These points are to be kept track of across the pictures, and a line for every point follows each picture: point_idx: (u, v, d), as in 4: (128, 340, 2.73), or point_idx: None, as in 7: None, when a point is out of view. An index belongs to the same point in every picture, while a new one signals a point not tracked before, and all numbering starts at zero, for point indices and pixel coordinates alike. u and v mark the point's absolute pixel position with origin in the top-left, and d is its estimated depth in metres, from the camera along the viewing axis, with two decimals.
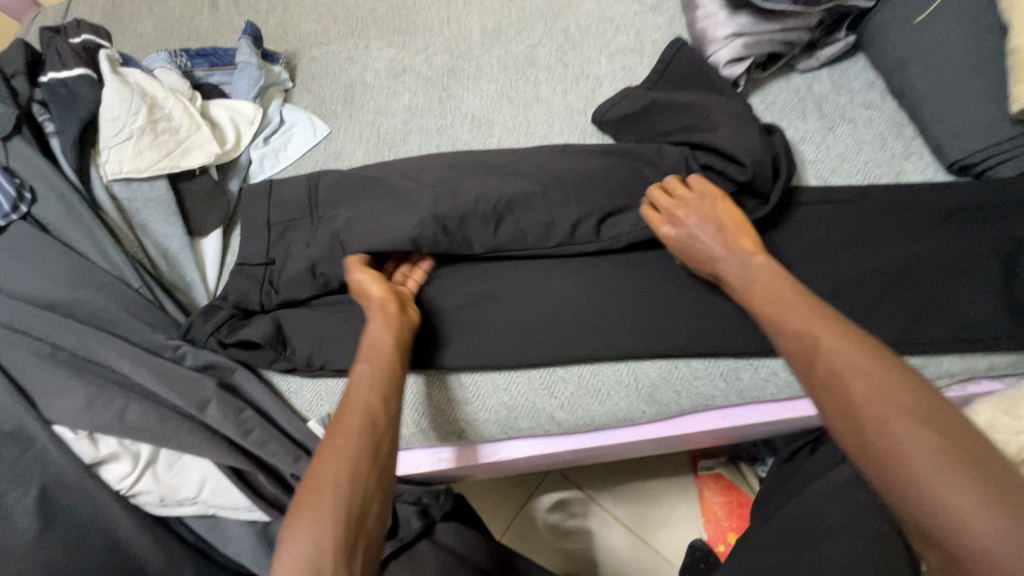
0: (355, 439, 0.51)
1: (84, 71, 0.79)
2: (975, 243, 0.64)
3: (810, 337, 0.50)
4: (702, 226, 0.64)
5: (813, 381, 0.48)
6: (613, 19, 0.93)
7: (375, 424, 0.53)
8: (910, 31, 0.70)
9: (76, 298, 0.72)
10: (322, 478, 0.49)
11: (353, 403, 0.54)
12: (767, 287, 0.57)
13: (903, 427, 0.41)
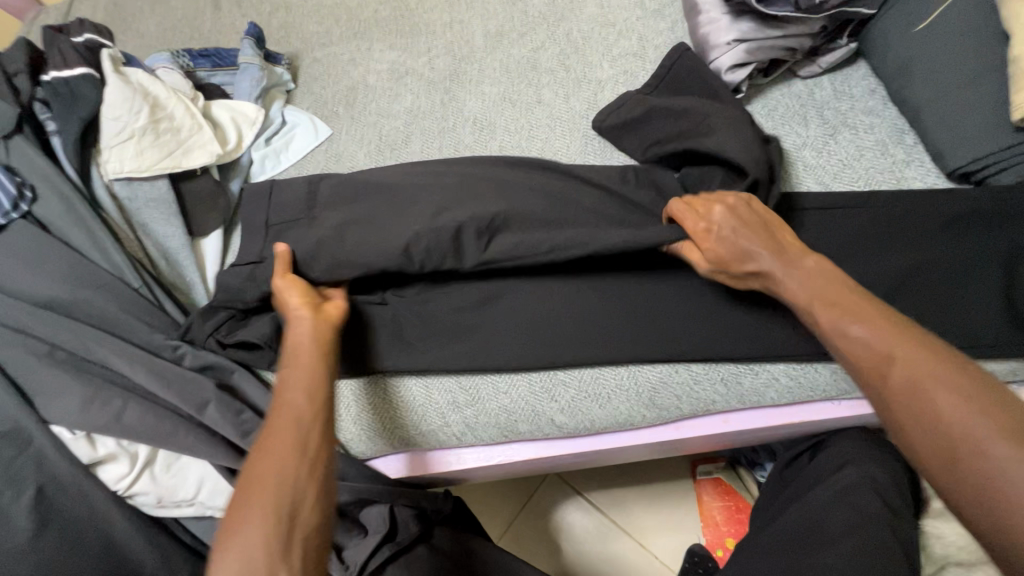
0: (280, 444, 0.53)
1: (87, 70, 0.79)
2: (976, 250, 0.64)
3: (878, 349, 0.51)
4: (748, 224, 0.62)
5: (890, 396, 0.49)
6: (615, 24, 0.94)
7: (303, 426, 0.55)
8: (912, 39, 0.71)
9: (76, 298, 0.72)
10: (255, 486, 0.51)
11: (281, 408, 0.56)
12: (828, 291, 0.56)
13: (984, 440, 0.44)
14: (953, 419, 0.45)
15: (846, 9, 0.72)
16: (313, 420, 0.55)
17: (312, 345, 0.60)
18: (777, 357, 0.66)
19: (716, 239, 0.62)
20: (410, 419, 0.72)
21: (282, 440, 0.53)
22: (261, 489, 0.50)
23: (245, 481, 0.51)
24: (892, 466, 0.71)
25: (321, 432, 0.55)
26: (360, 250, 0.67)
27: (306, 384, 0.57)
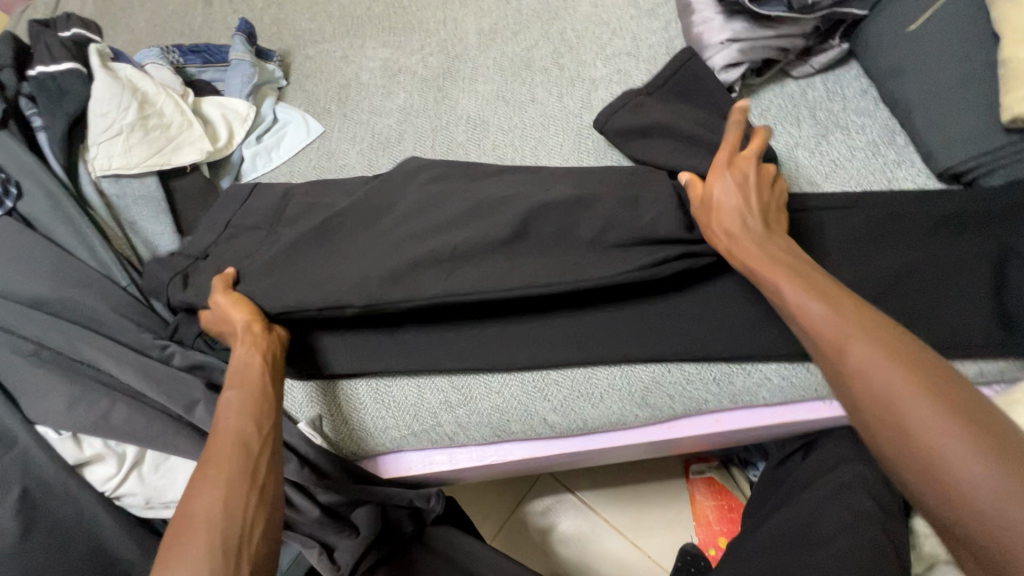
0: (222, 466, 0.53)
1: (73, 65, 0.77)
2: (969, 249, 0.64)
3: (832, 329, 0.49)
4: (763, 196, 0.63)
5: (844, 383, 0.48)
6: (609, 23, 0.93)
7: (247, 447, 0.55)
8: (903, 41, 0.71)
9: (61, 296, 0.71)
10: (196, 511, 0.50)
11: (223, 432, 0.56)
12: (794, 266, 0.56)
13: (933, 426, 0.42)
14: (924, 421, 0.43)
15: (839, 9, 0.72)
16: (259, 441, 0.56)
17: (257, 367, 0.61)
18: (771, 357, 0.66)
19: (723, 181, 0.63)
20: (402, 419, 0.72)
21: (225, 462, 0.53)
22: (204, 515, 0.50)
23: (186, 508, 0.51)
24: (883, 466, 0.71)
25: (266, 453, 0.56)
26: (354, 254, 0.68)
27: (249, 406, 0.58)
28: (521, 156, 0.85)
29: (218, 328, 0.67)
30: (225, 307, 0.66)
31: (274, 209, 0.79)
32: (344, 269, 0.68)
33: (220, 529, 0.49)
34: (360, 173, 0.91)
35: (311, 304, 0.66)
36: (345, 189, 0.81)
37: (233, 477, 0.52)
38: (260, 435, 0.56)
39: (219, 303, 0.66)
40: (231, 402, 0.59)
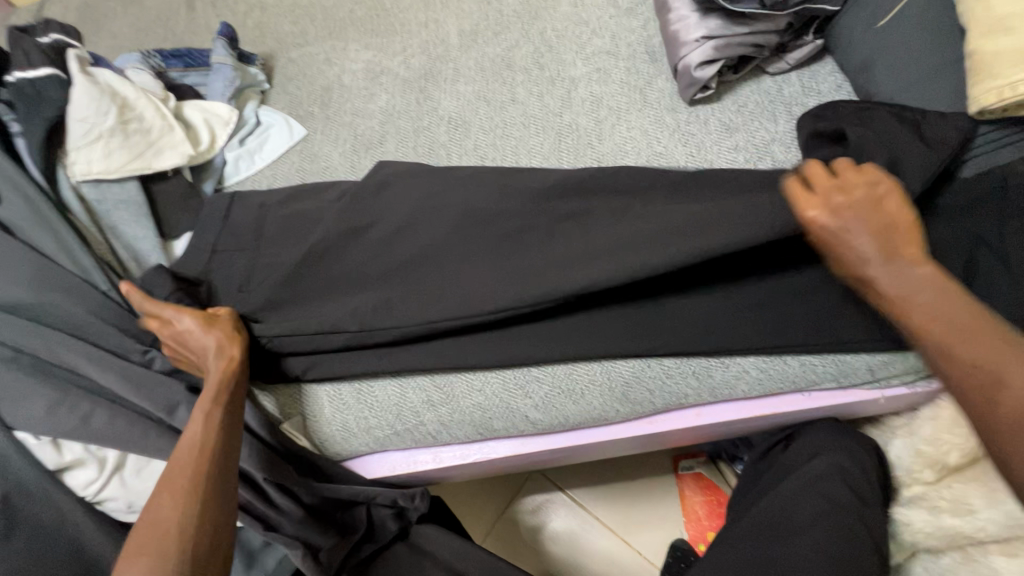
0: (172, 502, 0.54)
1: (52, 70, 0.78)
2: (943, 236, 0.64)
3: (971, 354, 0.49)
4: (873, 221, 0.55)
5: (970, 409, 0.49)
6: (589, 23, 0.94)
7: (199, 484, 0.55)
8: (874, 35, 0.72)
9: (38, 301, 0.70)
10: (143, 551, 0.51)
11: (176, 462, 0.56)
12: (930, 301, 0.52)
13: None
14: None
15: (810, 5, 0.72)
16: (208, 478, 0.56)
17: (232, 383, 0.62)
18: (749, 350, 0.66)
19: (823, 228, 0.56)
20: (382, 420, 0.72)
21: (176, 500, 0.54)
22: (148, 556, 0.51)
23: (134, 546, 0.52)
24: (862, 452, 0.71)
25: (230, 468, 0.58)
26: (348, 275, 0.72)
27: (205, 439, 0.58)
28: (501, 156, 0.85)
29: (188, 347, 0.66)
30: (199, 331, 0.64)
31: (256, 216, 0.80)
32: (333, 292, 0.72)
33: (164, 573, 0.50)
34: (343, 175, 0.91)
35: (306, 329, 0.69)
36: (327, 192, 0.82)
37: (180, 517, 0.53)
38: (210, 470, 0.56)
39: (186, 326, 0.65)
40: (192, 429, 0.58)
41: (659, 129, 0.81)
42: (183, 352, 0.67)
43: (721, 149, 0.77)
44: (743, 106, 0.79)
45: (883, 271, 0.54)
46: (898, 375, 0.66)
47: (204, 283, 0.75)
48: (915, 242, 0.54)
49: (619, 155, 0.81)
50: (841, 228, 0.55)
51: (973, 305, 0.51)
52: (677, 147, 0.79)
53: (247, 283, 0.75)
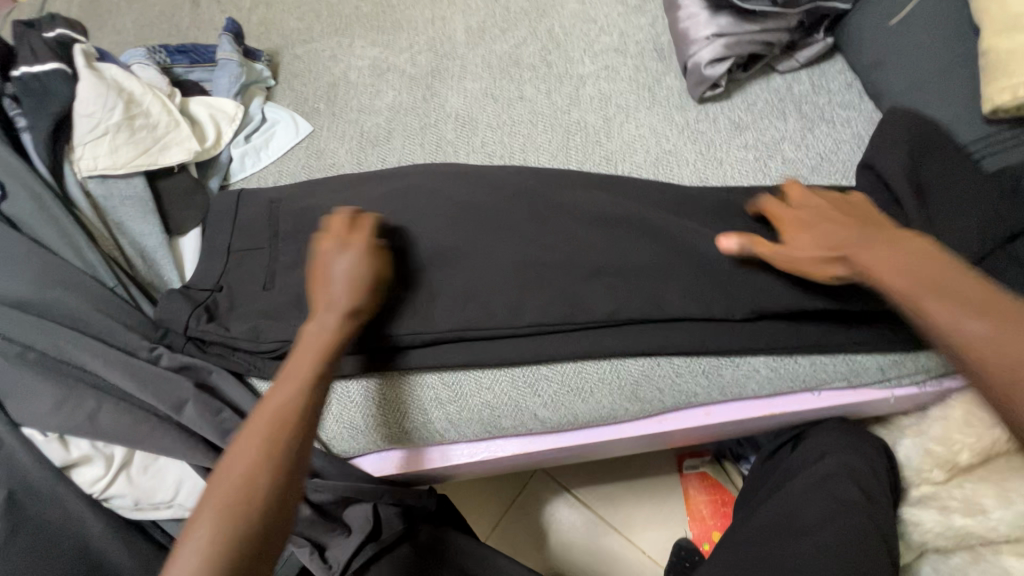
0: (252, 464, 0.52)
1: (57, 65, 0.77)
2: (959, 229, 0.61)
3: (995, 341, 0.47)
4: (840, 215, 0.59)
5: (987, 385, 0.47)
6: (597, 20, 0.94)
7: (281, 452, 0.53)
8: (886, 34, 0.71)
9: (44, 297, 0.70)
10: (218, 505, 0.50)
11: (265, 420, 0.55)
12: (920, 271, 0.52)
13: None
14: None
15: (822, 3, 0.72)
16: (290, 449, 0.54)
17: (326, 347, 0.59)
18: (758, 349, 0.66)
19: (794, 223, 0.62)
20: (418, 416, 0.71)
21: (257, 462, 0.52)
22: (222, 512, 0.50)
23: (212, 494, 0.51)
24: (872, 452, 0.71)
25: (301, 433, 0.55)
26: None
27: (296, 405, 0.56)
28: (509, 153, 0.85)
29: (330, 286, 0.62)
30: (361, 272, 0.62)
31: (264, 215, 0.80)
32: None
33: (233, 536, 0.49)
34: (349, 171, 0.91)
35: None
36: (336, 190, 0.82)
37: (257, 482, 0.52)
38: (292, 441, 0.54)
39: (344, 265, 0.62)
40: (279, 386, 0.57)
41: (668, 127, 0.80)
42: (320, 283, 0.62)
43: (731, 148, 0.77)
44: (753, 104, 0.79)
45: (858, 248, 0.56)
46: (906, 374, 0.66)
47: (223, 288, 0.75)
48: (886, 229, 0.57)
49: (627, 153, 0.80)
50: (810, 221, 0.61)
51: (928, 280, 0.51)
52: (686, 145, 0.78)
53: (272, 281, 0.75)
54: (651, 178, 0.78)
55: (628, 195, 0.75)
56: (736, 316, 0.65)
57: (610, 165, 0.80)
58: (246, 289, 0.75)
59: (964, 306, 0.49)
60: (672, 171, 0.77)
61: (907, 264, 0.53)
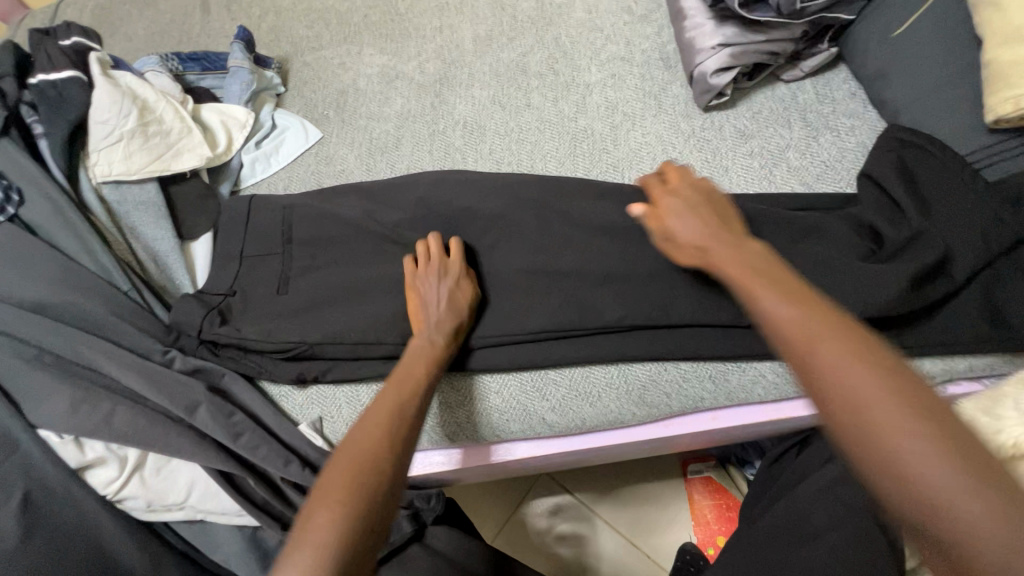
0: (366, 453, 0.50)
1: (74, 73, 0.79)
2: (966, 233, 0.61)
3: (803, 327, 0.41)
4: (703, 206, 0.57)
5: (803, 374, 0.41)
6: (603, 29, 0.95)
7: (393, 446, 0.52)
8: (890, 44, 0.72)
9: (60, 300, 0.71)
10: (336, 491, 0.47)
11: (373, 419, 0.54)
12: (761, 264, 0.48)
13: (894, 414, 0.36)
14: (945, 482, 0.34)
15: (826, 14, 0.73)
16: (401, 446, 0.52)
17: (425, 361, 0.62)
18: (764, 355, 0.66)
19: (669, 208, 0.58)
20: (446, 420, 0.72)
21: (371, 453, 0.50)
22: (342, 496, 0.46)
23: (326, 483, 0.48)
24: None
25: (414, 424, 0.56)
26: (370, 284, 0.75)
27: (400, 408, 0.56)
28: (517, 160, 0.86)
29: (427, 305, 0.67)
30: (455, 294, 0.67)
31: (275, 221, 0.81)
32: (355, 303, 0.74)
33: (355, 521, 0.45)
34: (358, 177, 0.92)
35: (346, 338, 0.72)
36: (346, 197, 0.83)
37: (374, 471, 0.49)
38: (402, 437, 0.53)
39: (441, 287, 0.67)
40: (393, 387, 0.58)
41: (674, 134, 0.82)
42: (419, 304, 0.67)
43: (736, 156, 0.78)
44: (758, 112, 0.80)
45: (715, 240, 0.52)
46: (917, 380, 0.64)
47: (236, 292, 0.77)
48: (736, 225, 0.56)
49: (634, 161, 0.81)
50: (678, 210, 0.57)
51: (778, 272, 0.47)
52: (692, 153, 0.80)
53: (286, 285, 0.77)
54: None
55: (634, 202, 0.76)
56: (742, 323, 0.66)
57: (617, 173, 0.81)
58: (259, 293, 0.76)
59: (831, 327, 0.41)
60: None
61: (770, 278, 0.46)
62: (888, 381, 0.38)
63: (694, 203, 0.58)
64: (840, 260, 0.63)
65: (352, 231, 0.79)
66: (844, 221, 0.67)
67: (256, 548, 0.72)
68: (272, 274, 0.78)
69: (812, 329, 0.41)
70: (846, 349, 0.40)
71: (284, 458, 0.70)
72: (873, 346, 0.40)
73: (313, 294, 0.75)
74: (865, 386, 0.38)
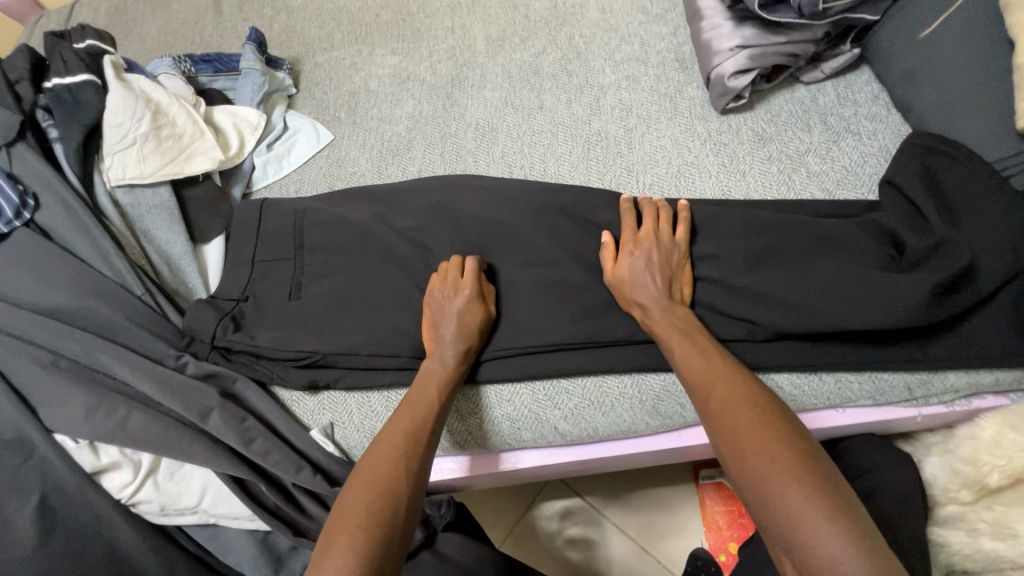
0: (375, 480, 0.56)
1: (88, 77, 0.79)
2: (993, 245, 0.59)
3: (705, 376, 0.57)
4: (657, 263, 0.65)
5: (707, 412, 0.56)
6: (618, 29, 0.93)
7: (400, 475, 0.56)
8: (917, 45, 0.69)
9: (75, 305, 0.72)
10: (351, 519, 0.53)
11: (383, 448, 0.59)
12: (683, 327, 0.62)
13: (756, 441, 0.50)
14: (787, 492, 0.46)
15: (849, 15, 0.71)
16: (408, 473, 0.57)
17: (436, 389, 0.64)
18: (785, 366, 0.63)
19: (626, 257, 0.67)
20: (456, 429, 0.72)
21: (382, 482, 0.56)
22: (360, 522, 0.52)
23: (343, 512, 0.54)
24: (904, 472, 0.66)
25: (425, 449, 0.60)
26: (382, 291, 0.75)
27: (408, 434, 0.60)
28: (529, 164, 0.85)
29: (441, 323, 0.67)
30: (466, 315, 0.67)
31: (287, 226, 0.81)
32: (367, 310, 0.74)
33: (363, 547, 0.51)
34: (369, 180, 0.91)
35: (360, 351, 0.72)
36: (358, 201, 0.83)
37: (382, 501, 0.54)
38: (409, 464, 0.58)
39: (455, 305, 0.67)
40: (406, 412, 0.62)
41: (690, 138, 0.80)
42: (433, 323, 0.69)
43: (755, 160, 0.76)
44: (776, 115, 0.78)
45: (655, 299, 0.63)
46: (937, 394, 0.62)
47: (249, 298, 0.77)
48: (681, 287, 0.65)
49: (649, 164, 0.80)
50: (631, 265, 0.66)
51: (698, 333, 0.61)
52: (709, 156, 0.78)
53: (298, 291, 0.77)
54: (672, 189, 0.77)
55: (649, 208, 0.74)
56: (757, 335, 0.63)
57: (631, 177, 0.80)
58: (273, 299, 0.77)
59: (742, 402, 0.54)
60: (694, 183, 0.77)
61: (700, 355, 0.59)
62: (755, 418, 0.52)
63: (649, 266, 0.65)
64: (858, 272, 0.61)
65: (363, 236, 0.78)
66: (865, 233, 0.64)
67: (267, 552, 0.72)
68: (286, 279, 0.78)
69: (725, 404, 0.54)
70: (751, 422, 0.52)
71: (295, 464, 0.70)
72: (754, 393, 0.54)
73: (325, 300, 0.75)
74: (763, 453, 0.49)
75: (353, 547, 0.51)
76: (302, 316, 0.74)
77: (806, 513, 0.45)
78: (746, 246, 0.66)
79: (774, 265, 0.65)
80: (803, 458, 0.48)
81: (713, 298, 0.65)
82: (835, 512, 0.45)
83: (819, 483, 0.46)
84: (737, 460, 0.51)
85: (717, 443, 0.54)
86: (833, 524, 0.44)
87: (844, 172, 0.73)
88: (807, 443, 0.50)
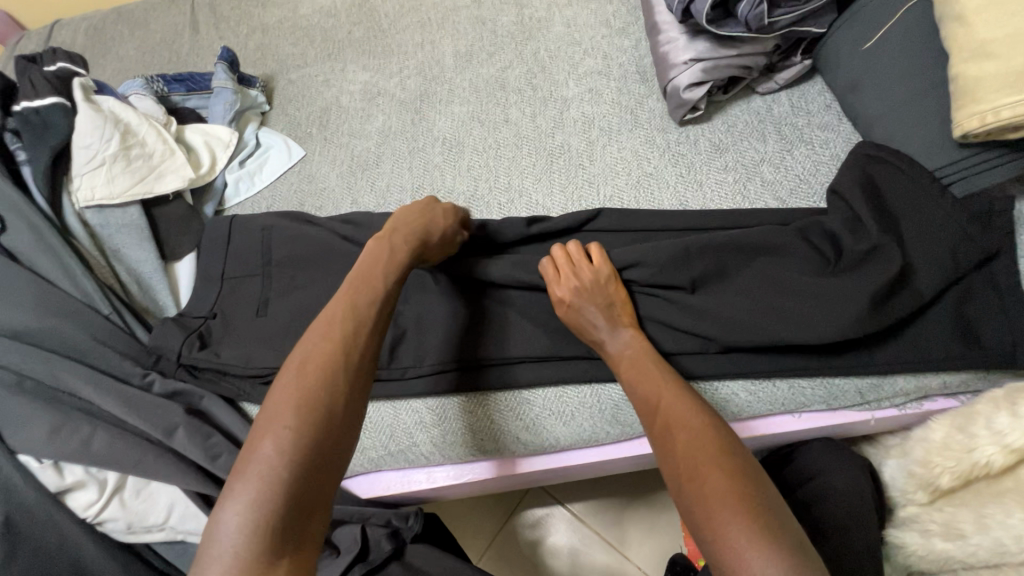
0: (311, 371, 0.50)
1: (57, 100, 0.80)
2: (933, 252, 0.61)
3: (649, 398, 0.58)
4: (595, 296, 0.65)
5: (653, 433, 0.57)
6: (582, 43, 0.95)
7: (343, 370, 0.51)
8: (860, 57, 0.71)
9: (42, 326, 0.72)
10: (278, 415, 0.47)
11: (319, 351, 0.51)
12: (633, 355, 0.62)
13: (690, 460, 0.52)
14: (717, 513, 0.47)
15: (796, 29, 0.72)
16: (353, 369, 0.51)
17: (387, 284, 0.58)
18: (739, 374, 0.64)
19: (565, 291, 0.66)
20: (421, 441, 0.72)
21: (315, 373, 0.50)
22: (293, 424, 0.47)
23: (269, 409, 0.48)
24: (858, 474, 0.67)
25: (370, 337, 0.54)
26: None
27: (350, 329, 0.53)
28: (494, 177, 0.86)
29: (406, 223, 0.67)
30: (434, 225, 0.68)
31: (255, 242, 0.82)
32: None
33: (293, 452, 0.45)
34: (339, 195, 0.92)
35: None
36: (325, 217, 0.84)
37: (315, 417, 0.47)
38: (354, 382, 0.51)
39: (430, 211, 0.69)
40: (351, 300, 0.56)
41: (649, 149, 0.82)
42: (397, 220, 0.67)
43: (711, 170, 0.78)
44: (731, 125, 0.80)
45: (603, 323, 0.64)
46: (887, 397, 0.63)
47: (216, 315, 0.78)
48: (625, 310, 0.65)
49: (609, 176, 0.81)
50: (574, 299, 0.65)
51: (651, 356, 0.62)
52: (668, 168, 0.79)
53: (265, 308, 0.78)
54: (632, 200, 0.79)
55: (607, 218, 0.75)
56: (711, 348, 0.64)
57: (593, 188, 0.81)
58: (240, 316, 0.77)
59: (685, 428, 0.54)
60: (652, 195, 0.78)
61: (648, 377, 0.60)
62: (692, 437, 0.53)
63: (591, 298, 0.65)
64: (803, 284, 0.63)
65: (329, 251, 0.79)
66: (814, 249, 0.65)
67: None
68: (254, 295, 0.79)
69: (668, 429, 0.55)
70: (691, 444, 0.53)
71: None
72: (696, 414, 0.55)
73: (291, 315, 0.76)
74: (701, 478, 0.50)
75: (289, 446, 0.46)
76: (268, 333, 0.75)
77: (729, 535, 0.46)
78: (698, 255, 0.67)
79: (726, 278, 0.66)
80: (735, 478, 0.49)
81: (664, 313, 0.66)
82: (760, 531, 0.45)
83: (748, 504, 0.47)
84: (677, 480, 0.52)
85: (663, 459, 0.54)
86: (757, 542, 0.44)
87: (798, 181, 0.74)
88: (741, 463, 0.50)
